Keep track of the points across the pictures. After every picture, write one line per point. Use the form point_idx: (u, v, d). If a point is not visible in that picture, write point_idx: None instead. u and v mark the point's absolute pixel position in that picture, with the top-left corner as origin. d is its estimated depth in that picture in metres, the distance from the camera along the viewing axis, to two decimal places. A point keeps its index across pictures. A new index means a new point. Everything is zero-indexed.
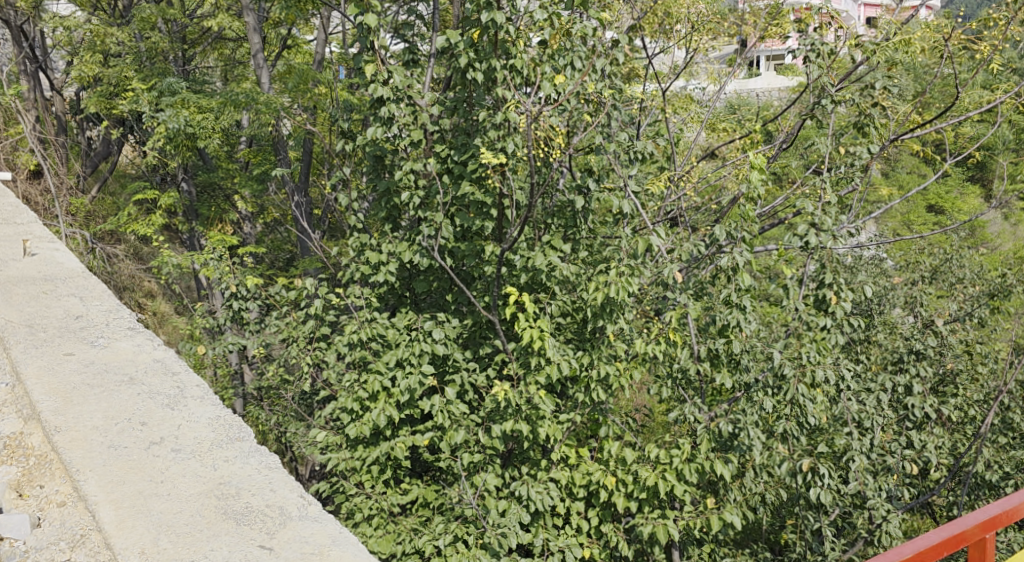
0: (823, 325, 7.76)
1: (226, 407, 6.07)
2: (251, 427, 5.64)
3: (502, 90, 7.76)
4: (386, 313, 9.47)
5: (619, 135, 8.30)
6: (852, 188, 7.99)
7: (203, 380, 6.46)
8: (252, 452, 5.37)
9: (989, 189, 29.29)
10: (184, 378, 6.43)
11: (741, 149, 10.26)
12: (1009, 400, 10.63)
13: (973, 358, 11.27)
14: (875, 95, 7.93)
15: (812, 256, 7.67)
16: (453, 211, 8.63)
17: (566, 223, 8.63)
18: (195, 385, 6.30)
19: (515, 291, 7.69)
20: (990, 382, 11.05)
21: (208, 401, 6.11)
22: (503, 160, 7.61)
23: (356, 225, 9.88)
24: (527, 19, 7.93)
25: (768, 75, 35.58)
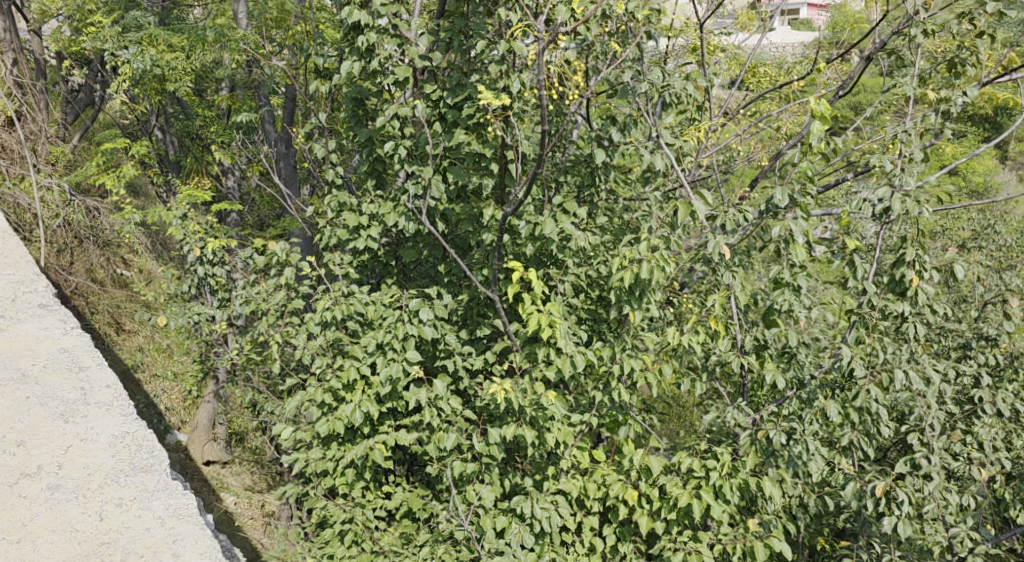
0: (900, 311, 6.33)
1: (132, 417, 6.83)
2: (153, 449, 6.59)
3: (507, 13, 6.24)
4: (366, 286, 7.99)
5: (652, 74, 6.77)
6: (936, 142, 6.56)
7: (111, 378, 7.11)
8: (154, 493, 6.28)
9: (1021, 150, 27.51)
10: (89, 375, 7.07)
11: (785, 98, 8.72)
12: None
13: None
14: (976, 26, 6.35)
15: (887, 227, 6.36)
16: (447, 166, 7.14)
17: (582, 182, 7.11)
18: (101, 386, 7.00)
19: (519, 267, 6.19)
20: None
21: (113, 409, 6.86)
22: (505, 102, 6.08)
23: (333, 181, 8.38)
24: None
25: (783, 28, 33.69)
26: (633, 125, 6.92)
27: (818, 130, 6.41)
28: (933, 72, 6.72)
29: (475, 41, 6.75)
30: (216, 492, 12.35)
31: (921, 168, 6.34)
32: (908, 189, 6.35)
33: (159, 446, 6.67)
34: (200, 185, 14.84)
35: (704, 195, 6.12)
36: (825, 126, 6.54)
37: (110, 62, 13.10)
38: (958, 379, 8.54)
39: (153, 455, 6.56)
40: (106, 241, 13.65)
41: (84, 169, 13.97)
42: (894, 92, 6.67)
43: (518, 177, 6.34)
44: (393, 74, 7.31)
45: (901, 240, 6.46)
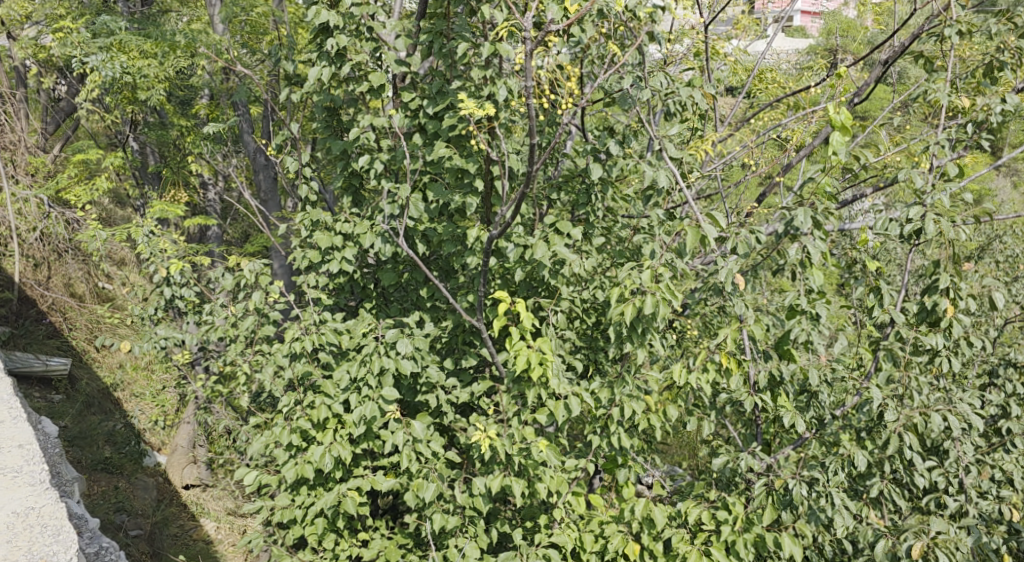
0: (932, 344, 5.75)
1: (45, 490, 5.63)
2: (59, 531, 5.34)
3: (490, 12, 5.54)
4: (340, 313, 7.26)
5: (654, 80, 6.08)
6: (968, 156, 5.96)
7: (32, 442, 5.99)
8: None
9: None
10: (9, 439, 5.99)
11: (792, 106, 8.09)
12: None
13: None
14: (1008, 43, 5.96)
15: (916, 249, 5.73)
16: (427, 182, 6.45)
17: (576, 199, 6.45)
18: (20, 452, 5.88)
19: (505, 298, 5.48)
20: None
21: (24, 479, 5.67)
22: (489, 112, 5.38)
23: (306, 197, 7.66)
24: None
25: (776, 34, 33.13)
26: (632, 136, 6.24)
27: (839, 142, 5.67)
28: (965, 77, 6.20)
29: (457, 44, 6.03)
30: (195, 521, 11.16)
31: (955, 184, 5.70)
32: (941, 209, 5.69)
33: (71, 526, 5.43)
34: (176, 197, 14.05)
35: (716, 217, 5.44)
36: (844, 137, 5.81)
37: (78, 69, 12.34)
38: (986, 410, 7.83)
39: (58, 538, 5.31)
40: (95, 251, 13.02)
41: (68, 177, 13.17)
42: (924, 99, 6.11)
43: (506, 198, 5.66)
44: (367, 80, 6.60)
45: (933, 265, 5.83)
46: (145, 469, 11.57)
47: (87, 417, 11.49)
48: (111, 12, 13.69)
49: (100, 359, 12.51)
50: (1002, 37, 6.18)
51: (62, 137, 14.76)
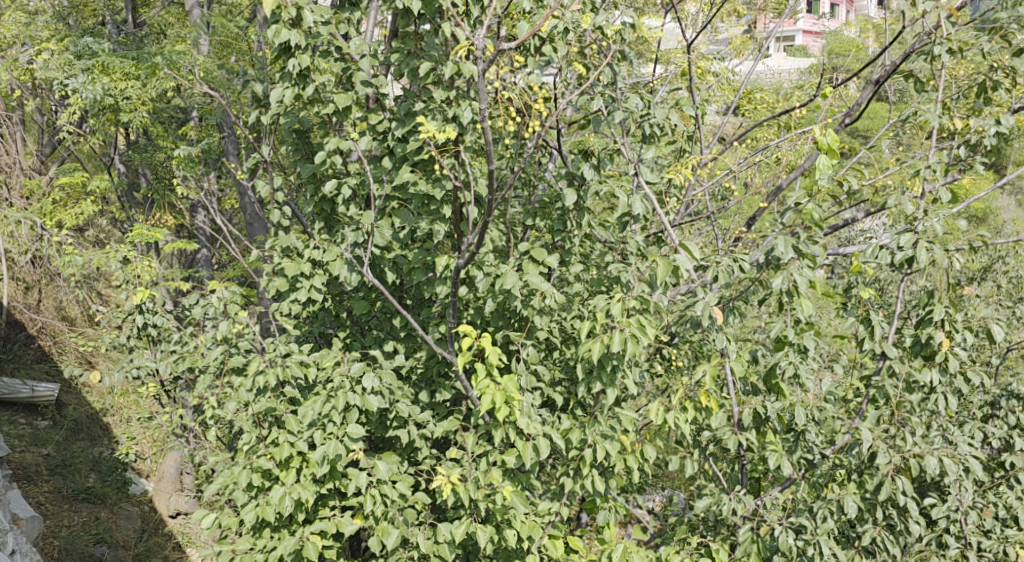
0: (928, 379, 5.58)
1: None
2: None
3: (453, 31, 5.27)
4: (309, 344, 6.92)
5: (629, 100, 5.82)
6: (962, 179, 5.73)
7: None
8: None
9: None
10: None
11: (782, 127, 7.83)
12: None
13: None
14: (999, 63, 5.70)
15: (907, 279, 5.48)
16: (394, 208, 6.17)
17: (552, 226, 6.29)
18: None
19: (470, 332, 5.17)
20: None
21: None
22: (451, 137, 5.10)
23: (279, 223, 7.12)
24: None
25: (776, 54, 32.89)
26: (609, 160, 6.02)
27: (825, 165, 5.37)
28: (957, 97, 5.93)
29: (424, 65, 5.71)
30: (181, 550, 10.45)
31: (948, 210, 5.44)
32: (934, 236, 5.42)
33: None
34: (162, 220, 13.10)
35: (692, 247, 5.16)
36: (830, 160, 5.52)
37: (58, 91, 11.96)
38: (985, 440, 7.44)
39: None
40: (87, 275, 12.66)
41: (56, 200, 12.76)
42: (914, 120, 5.86)
43: (472, 225, 5.43)
44: (333, 102, 6.28)
45: (926, 295, 5.64)
46: (130, 498, 11.11)
47: (73, 444, 11.16)
48: (98, 34, 13.07)
49: (90, 384, 12.14)
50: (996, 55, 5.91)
51: (56, 158, 14.44)
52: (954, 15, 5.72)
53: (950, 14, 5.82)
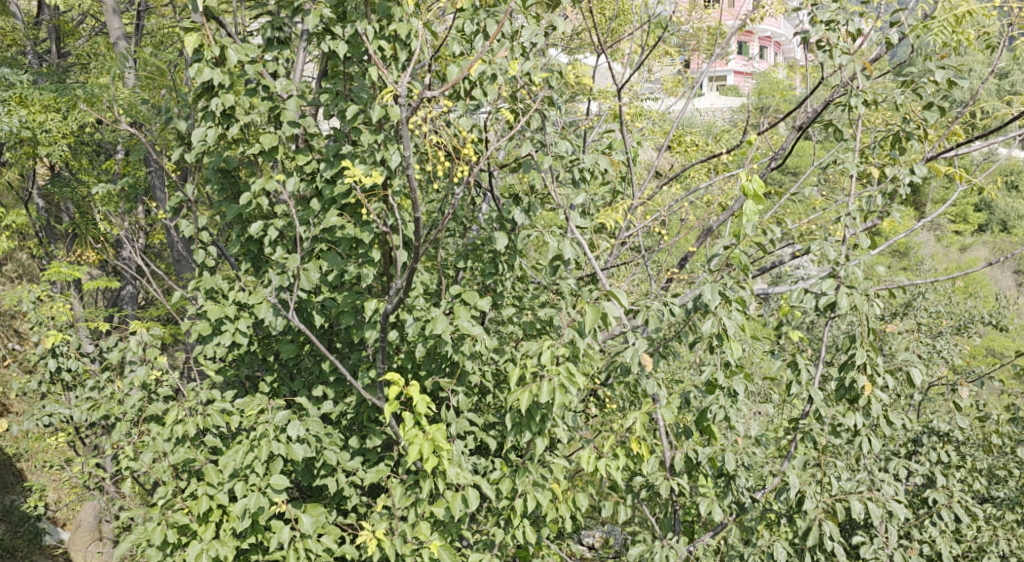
0: (852, 422, 5.72)
1: None
2: None
3: (381, 75, 5.21)
4: (231, 391, 6.66)
5: (558, 145, 5.86)
6: (881, 224, 5.92)
7: None
8: None
9: (963, 218, 27.17)
10: None
11: (711, 169, 7.94)
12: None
13: (986, 430, 8.85)
14: (910, 116, 6.00)
15: (831, 323, 5.58)
16: (321, 250, 6.03)
17: (483, 269, 6.26)
18: None
19: (398, 381, 5.05)
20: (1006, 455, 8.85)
21: None
22: (377, 181, 5.02)
23: (203, 264, 6.85)
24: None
25: (709, 93, 33.73)
26: (540, 205, 6.05)
27: (751, 212, 5.41)
28: (874, 147, 6.17)
29: (350, 106, 5.58)
30: None
31: (868, 255, 5.58)
32: (855, 282, 5.54)
33: None
34: (81, 256, 12.52)
35: (622, 294, 5.15)
36: (757, 205, 5.55)
37: None
38: (910, 479, 7.54)
39: None
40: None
41: None
42: (834, 168, 6.05)
43: (400, 270, 5.34)
44: (258, 142, 6.11)
45: (849, 339, 5.76)
46: (41, 551, 10.54)
47: None
48: (14, 63, 12.64)
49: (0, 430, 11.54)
50: (908, 107, 6.16)
51: None
52: (868, 69, 5.99)
53: (865, 68, 6.08)
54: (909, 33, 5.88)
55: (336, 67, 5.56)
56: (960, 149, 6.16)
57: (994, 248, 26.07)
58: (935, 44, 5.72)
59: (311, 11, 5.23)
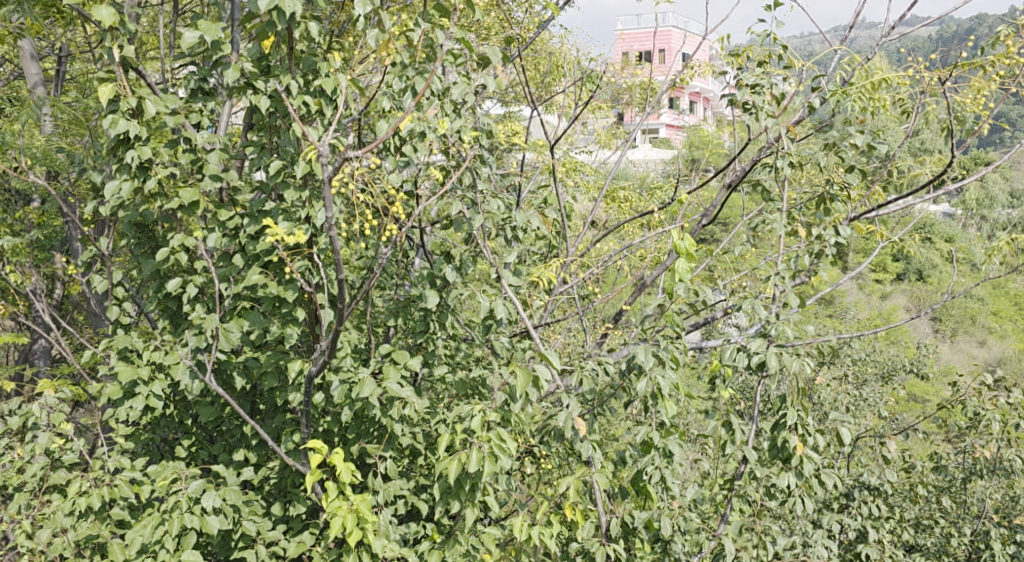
0: (785, 482, 5.67)
1: None
2: None
3: (305, 130, 5.05)
4: (144, 456, 6.30)
5: (489, 203, 5.76)
6: (810, 283, 5.94)
7: None
8: None
9: (884, 269, 27.93)
10: None
11: (643, 224, 7.93)
12: (964, 536, 8.37)
13: (911, 481, 8.95)
14: (834, 178, 6.08)
15: (762, 384, 5.55)
16: (243, 308, 5.78)
17: (412, 329, 6.08)
18: None
19: (320, 449, 4.81)
20: (930, 505, 8.95)
21: None
22: (300, 241, 4.83)
23: (117, 321, 6.52)
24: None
25: (642, 145, 34.27)
26: (471, 262, 5.94)
27: (684, 270, 5.34)
28: (800, 208, 6.24)
29: (274, 161, 5.40)
30: None
31: (798, 315, 5.58)
32: (785, 342, 5.53)
33: None
34: None
35: (553, 357, 5.04)
36: (689, 263, 5.50)
37: None
38: (842, 535, 7.52)
39: None
40: None
41: None
42: (762, 227, 6.10)
43: (324, 330, 5.14)
44: (177, 196, 5.87)
45: (780, 399, 5.74)
46: None
47: None
48: None
49: None
50: (832, 169, 6.26)
51: None
52: (792, 131, 6.08)
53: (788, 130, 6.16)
54: (831, 97, 5.97)
55: (260, 120, 5.38)
56: (881, 210, 6.26)
57: (913, 296, 26.84)
58: (855, 109, 5.83)
59: (232, 65, 5.07)
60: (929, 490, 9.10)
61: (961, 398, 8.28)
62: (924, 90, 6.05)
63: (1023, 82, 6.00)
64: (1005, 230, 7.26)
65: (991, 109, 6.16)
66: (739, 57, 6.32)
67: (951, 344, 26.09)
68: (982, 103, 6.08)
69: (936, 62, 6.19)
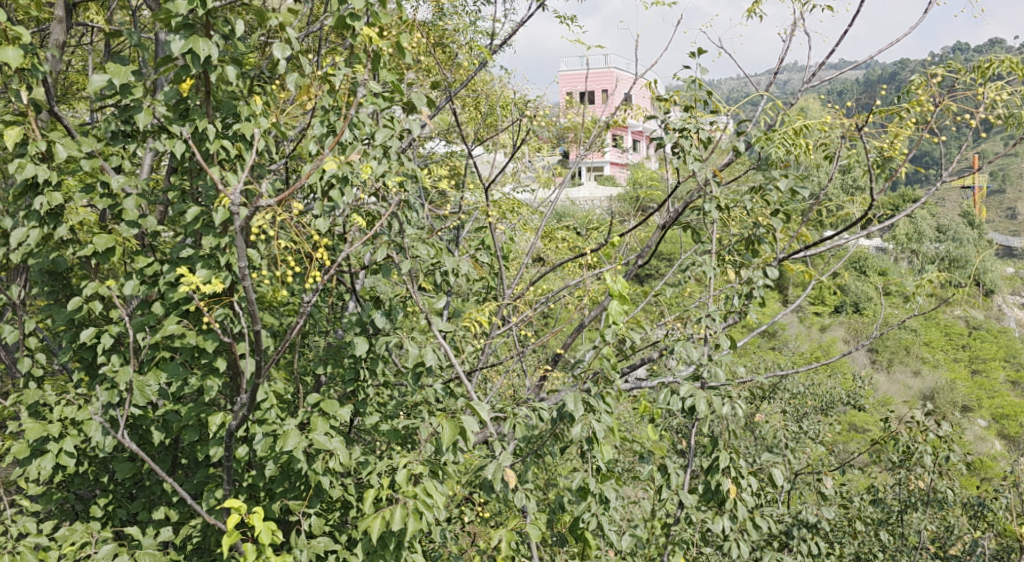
0: (719, 525, 5.61)
1: None
2: None
3: (223, 175, 4.89)
4: (57, 516, 5.96)
5: (417, 247, 5.66)
6: (741, 325, 5.98)
7: None
8: None
9: (821, 304, 28.37)
10: None
11: (580, 265, 7.87)
12: None
13: (849, 516, 8.97)
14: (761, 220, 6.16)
15: (695, 427, 5.50)
16: (160, 358, 5.54)
17: (341, 377, 5.91)
18: None
19: (240, 508, 4.60)
20: (868, 540, 8.98)
21: None
22: (217, 289, 4.67)
23: (29, 373, 6.20)
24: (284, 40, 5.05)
25: (586, 184, 34.53)
26: (401, 307, 5.80)
27: (617, 313, 5.23)
28: (729, 251, 6.28)
29: (193, 205, 5.21)
30: None
31: (727, 358, 5.56)
32: (715, 383, 5.50)
33: None
34: None
35: (481, 406, 4.92)
36: (623, 303, 5.40)
37: None
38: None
39: None
40: None
41: None
42: (692, 270, 6.09)
43: (244, 382, 4.95)
44: (91, 243, 5.63)
45: (712, 443, 5.70)
46: None
47: None
48: None
49: None
50: (760, 210, 6.31)
51: None
52: (719, 174, 6.11)
53: (715, 174, 6.20)
54: (755, 141, 6.02)
55: (178, 164, 5.21)
56: (809, 251, 6.31)
57: (850, 328, 27.32)
58: (778, 154, 5.92)
59: (145, 108, 4.90)
60: (866, 525, 9.13)
61: (893, 432, 8.35)
62: (843, 136, 6.15)
63: (935, 128, 6.13)
64: (932, 267, 7.37)
65: (908, 154, 6.26)
66: (667, 102, 6.36)
67: (887, 375, 26.53)
68: (899, 149, 6.18)
69: (854, 108, 6.29)
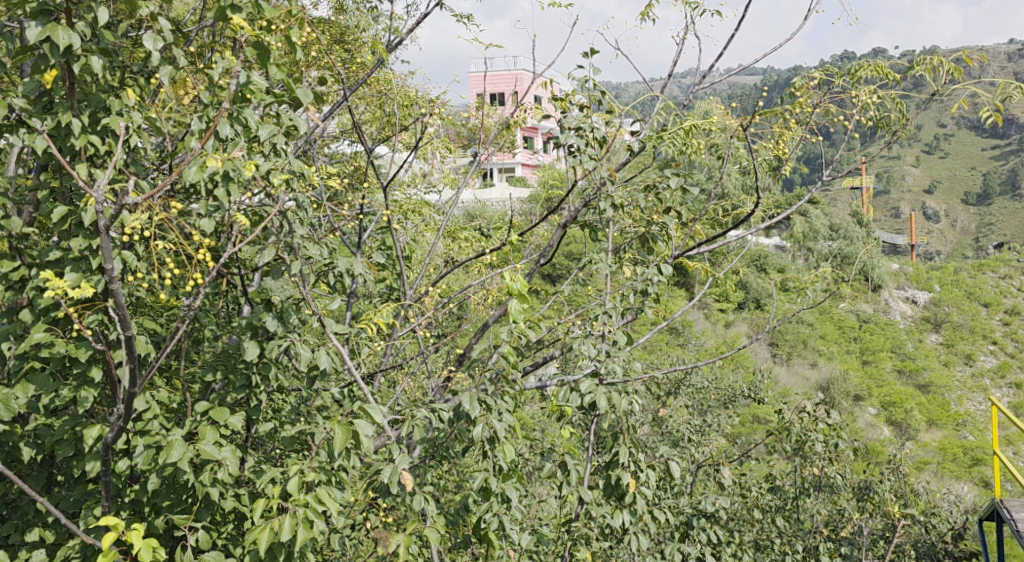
0: (620, 518, 5.56)
1: None
2: None
3: (93, 173, 4.59)
4: None
5: (307, 246, 5.44)
6: (638, 320, 5.98)
7: None
8: None
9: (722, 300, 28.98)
10: None
11: (482, 264, 7.76)
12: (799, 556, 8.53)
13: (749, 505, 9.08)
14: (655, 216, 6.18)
15: (594, 423, 5.45)
16: (30, 369, 5.18)
17: (230, 385, 5.65)
18: None
19: (116, 524, 4.32)
20: (767, 528, 9.11)
21: None
22: (88, 295, 4.38)
23: None
24: (160, 30, 4.78)
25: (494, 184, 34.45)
26: (292, 310, 5.56)
27: (516, 311, 5.11)
28: (624, 248, 6.28)
29: (62, 204, 4.88)
30: None
31: (625, 353, 5.52)
32: (613, 379, 5.46)
33: None
34: None
35: (374, 409, 4.76)
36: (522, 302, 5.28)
37: None
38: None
39: None
40: None
41: None
42: (589, 268, 6.05)
43: (120, 392, 4.66)
44: None
45: (612, 437, 5.66)
46: None
47: None
48: None
49: None
50: (655, 207, 6.34)
51: None
52: (614, 173, 6.11)
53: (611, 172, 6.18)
54: (649, 139, 6.01)
55: (45, 161, 4.87)
56: (703, 246, 6.36)
57: (751, 323, 27.96)
58: (669, 152, 5.94)
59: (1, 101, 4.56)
60: (765, 513, 9.28)
61: (788, 422, 8.51)
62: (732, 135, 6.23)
63: (818, 128, 6.25)
64: (825, 262, 7.52)
65: (794, 153, 6.38)
66: (563, 102, 6.15)
67: (786, 368, 27.21)
68: (785, 149, 6.30)
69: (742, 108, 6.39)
